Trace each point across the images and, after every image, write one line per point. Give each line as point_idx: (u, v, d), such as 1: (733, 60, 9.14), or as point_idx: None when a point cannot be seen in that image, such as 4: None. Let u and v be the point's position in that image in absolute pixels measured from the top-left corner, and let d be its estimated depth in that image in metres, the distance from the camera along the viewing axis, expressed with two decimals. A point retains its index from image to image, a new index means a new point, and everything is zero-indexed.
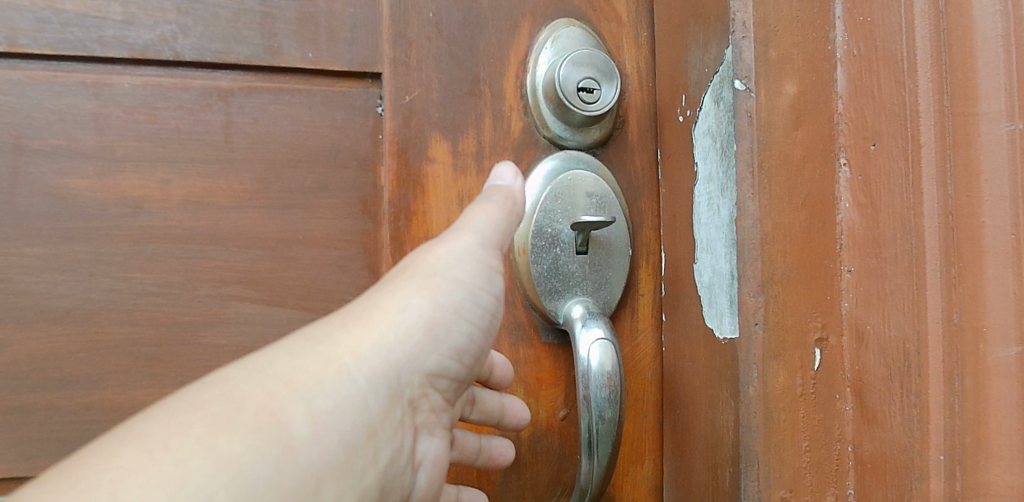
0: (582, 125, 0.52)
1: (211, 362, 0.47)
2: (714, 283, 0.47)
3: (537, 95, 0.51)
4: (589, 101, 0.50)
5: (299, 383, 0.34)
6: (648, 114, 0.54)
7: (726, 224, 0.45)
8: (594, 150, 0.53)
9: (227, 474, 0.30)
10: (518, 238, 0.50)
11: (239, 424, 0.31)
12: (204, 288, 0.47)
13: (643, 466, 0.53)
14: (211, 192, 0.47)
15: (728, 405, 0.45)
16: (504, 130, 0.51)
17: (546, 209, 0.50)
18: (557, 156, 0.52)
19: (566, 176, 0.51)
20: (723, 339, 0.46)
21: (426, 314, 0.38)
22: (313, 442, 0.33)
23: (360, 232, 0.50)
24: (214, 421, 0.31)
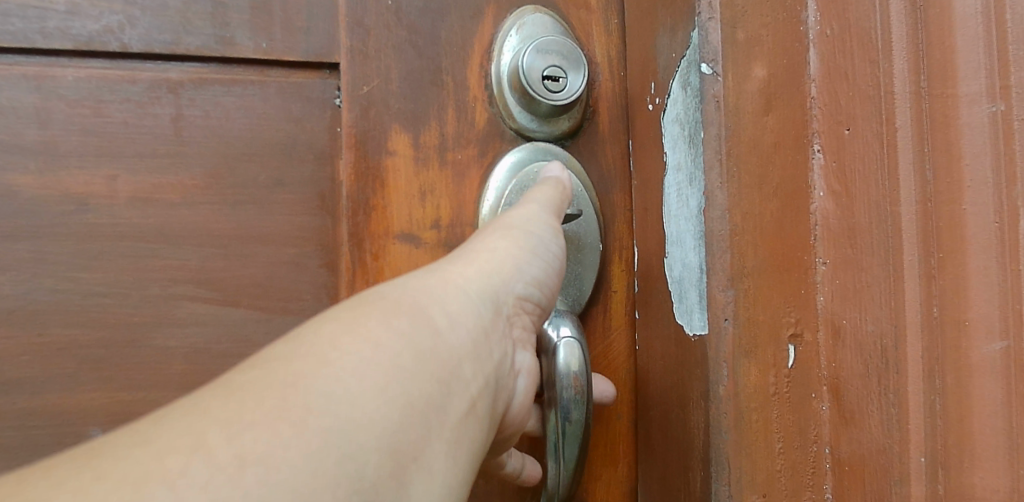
0: (550, 115, 0.49)
1: (162, 364, 0.46)
2: (684, 277, 0.45)
3: (502, 84, 0.49)
4: (556, 90, 0.48)
5: (432, 290, 0.37)
6: (620, 104, 0.52)
7: (694, 215, 0.43)
8: (564, 141, 0.51)
9: (404, 342, 0.33)
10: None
11: (399, 310, 0.34)
12: (153, 288, 0.46)
13: (617, 470, 0.51)
14: (161, 188, 0.46)
15: (699, 406, 0.43)
16: (468, 121, 0.49)
17: (511, 202, 0.48)
18: (524, 147, 0.50)
19: (533, 168, 0.49)
20: (694, 335, 0.44)
21: (520, 247, 0.42)
22: (452, 333, 0.36)
23: (318, 228, 0.48)
24: (355, 317, 0.33)
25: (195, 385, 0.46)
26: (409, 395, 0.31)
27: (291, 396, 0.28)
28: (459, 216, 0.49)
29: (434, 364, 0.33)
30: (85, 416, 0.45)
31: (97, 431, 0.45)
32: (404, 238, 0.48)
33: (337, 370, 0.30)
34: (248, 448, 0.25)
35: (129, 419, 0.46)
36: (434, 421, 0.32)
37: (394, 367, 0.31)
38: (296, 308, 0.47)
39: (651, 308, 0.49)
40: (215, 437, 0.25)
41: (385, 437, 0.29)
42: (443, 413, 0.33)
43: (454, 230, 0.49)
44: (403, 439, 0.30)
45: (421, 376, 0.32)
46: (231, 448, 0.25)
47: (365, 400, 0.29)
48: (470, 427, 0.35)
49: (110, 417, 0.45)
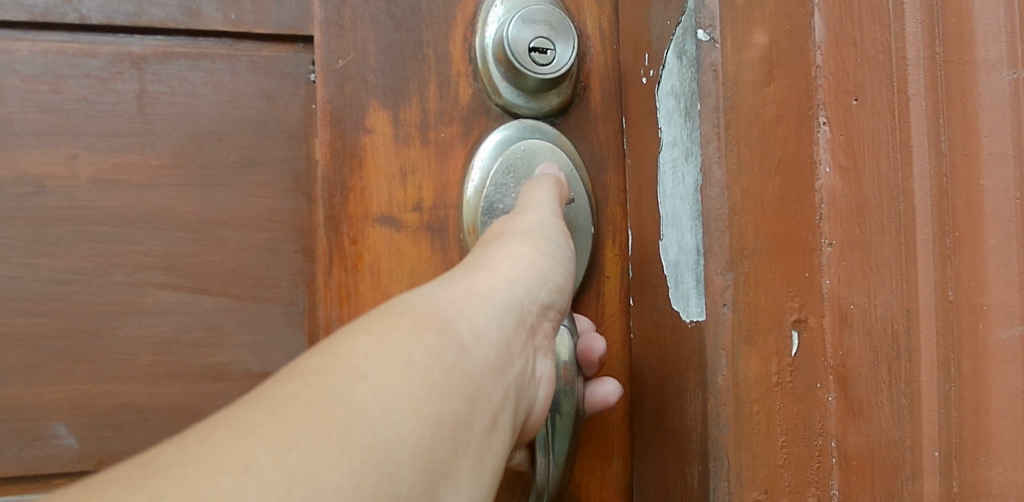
0: (538, 91, 0.46)
1: (128, 355, 0.43)
2: (680, 260, 0.43)
3: (486, 58, 0.46)
4: (543, 63, 0.45)
5: (460, 299, 0.34)
6: (613, 79, 0.49)
7: (691, 194, 0.42)
8: (553, 118, 0.48)
9: (436, 356, 0.30)
10: (466, 214, 0.46)
11: (430, 321, 0.31)
12: (118, 275, 0.43)
13: (610, 463, 0.48)
14: (124, 169, 0.43)
15: (695, 397, 0.41)
16: (452, 97, 0.46)
17: (497, 182, 0.46)
18: (511, 125, 0.47)
19: (520, 146, 0.46)
20: (690, 321, 0.42)
21: (542, 249, 0.40)
22: (482, 346, 0.33)
23: (293, 211, 0.45)
24: (378, 331, 0.30)
25: (163, 378, 0.44)
26: (442, 413, 0.29)
27: (330, 412, 0.26)
28: (443, 198, 0.46)
29: (467, 378, 0.31)
30: (46, 411, 0.43)
31: (59, 426, 0.43)
32: (384, 221, 0.45)
33: (373, 385, 0.27)
34: (295, 468, 0.24)
35: (94, 414, 0.43)
36: (464, 440, 0.29)
37: (427, 383, 0.29)
38: (270, 296, 0.45)
39: (646, 294, 0.47)
40: (262, 456, 0.24)
41: (419, 457, 0.27)
42: (474, 430, 0.30)
43: (437, 213, 0.46)
44: (437, 457, 0.28)
45: (454, 392, 0.30)
46: (277, 468, 0.23)
47: (400, 418, 0.27)
48: (502, 440, 0.33)
49: (73, 412, 0.43)
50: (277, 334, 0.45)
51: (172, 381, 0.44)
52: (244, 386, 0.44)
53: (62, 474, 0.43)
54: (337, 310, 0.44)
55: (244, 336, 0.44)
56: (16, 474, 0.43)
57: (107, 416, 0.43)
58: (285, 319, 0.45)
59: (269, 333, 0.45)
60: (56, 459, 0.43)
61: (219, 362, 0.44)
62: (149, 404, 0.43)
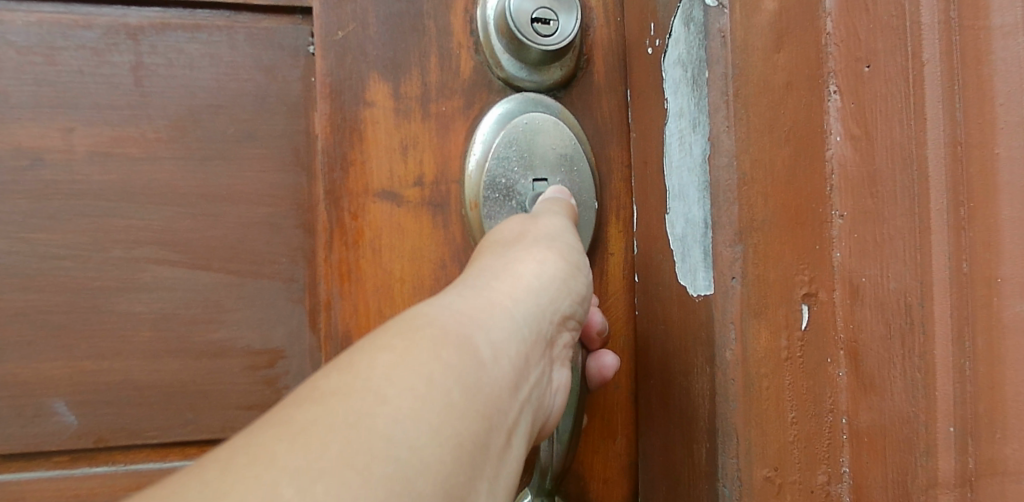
0: (541, 63, 0.46)
1: (127, 330, 0.43)
2: (687, 234, 0.43)
3: (488, 29, 0.45)
4: (546, 34, 0.44)
5: (480, 313, 0.33)
6: (617, 52, 0.48)
7: (698, 165, 0.41)
8: (556, 91, 0.47)
9: (455, 376, 0.29)
10: (468, 190, 0.45)
11: (449, 338, 0.30)
12: (116, 250, 0.42)
13: (615, 442, 0.48)
14: (121, 142, 0.42)
15: (705, 372, 0.41)
16: (452, 70, 0.45)
17: (500, 156, 0.44)
18: (512, 98, 0.46)
19: (523, 119, 0.45)
20: (697, 295, 0.42)
21: (560, 263, 0.39)
22: (501, 362, 0.32)
23: (293, 186, 0.44)
24: (397, 348, 0.29)
25: (163, 354, 0.43)
26: (462, 435, 0.28)
27: (352, 442, 0.25)
28: (444, 173, 0.45)
29: (486, 396, 0.30)
30: (45, 388, 0.42)
31: (58, 402, 0.42)
32: (386, 196, 0.44)
33: (394, 409, 0.26)
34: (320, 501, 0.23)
35: (94, 390, 0.43)
36: (482, 462, 0.28)
37: (447, 405, 0.28)
38: (270, 272, 0.44)
39: (652, 270, 0.46)
40: (287, 489, 0.23)
41: (439, 482, 0.26)
42: (492, 450, 0.29)
43: (439, 188, 0.45)
44: (456, 481, 0.27)
45: (472, 413, 0.29)
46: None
47: (422, 442, 0.26)
48: (519, 458, 0.32)
49: (72, 388, 0.42)
50: (277, 310, 0.44)
51: (171, 358, 0.43)
52: (245, 362, 0.44)
53: (63, 451, 0.43)
54: (338, 286, 0.43)
55: (244, 312, 0.44)
56: (16, 452, 0.42)
57: (106, 393, 0.43)
58: (286, 295, 0.44)
59: (269, 309, 0.44)
60: (56, 436, 0.42)
61: (220, 338, 0.43)
62: (149, 381, 0.43)
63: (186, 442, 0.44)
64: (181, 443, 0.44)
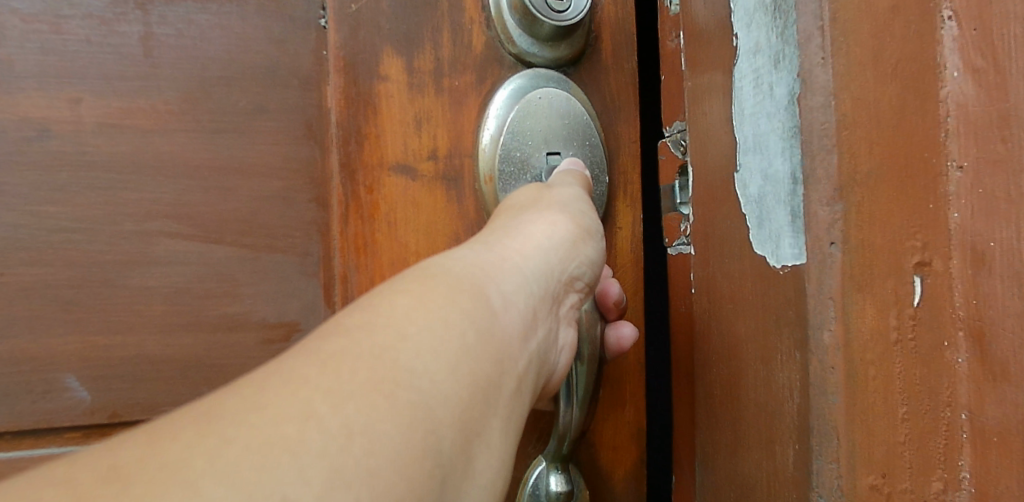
0: (553, 40, 0.44)
1: (141, 305, 0.39)
2: (765, 194, 0.35)
3: (500, 4, 0.43)
4: (560, 8, 0.42)
5: (492, 265, 0.33)
6: (625, 29, 0.47)
7: (784, 108, 0.33)
8: (565, 67, 0.45)
9: (469, 319, 0.29)
10: (481, 164, 0.43)
11: (464, 286, 0.31)
12: (127, 224, 0.38)
13: (623, 410, 0.45)
14: (131, 113, 0.38)
15: (794, 361, 0.33)
16: (464, 44, 0.43)
17: (514, 130, 0.43)
18: (523, 73, 0.44)
19: (536, 94, 0.43)
20: (782, 267, 0.33)
21: (570, 228, 0.38)
22: (512, 310, 0.32)
23: (306, 159, 0.41)
24: (413, 292, 0.29)
25: (178, 329, 0.39)
26: (477, 373, 0.28)
27: (378, 371, 0.25)
28: (457, 147, 0.43)
29: (498, 341, 0.30)
30: (55, 365, 0.38)
31: (70, 378, 0.38)
32: (400, 170, 0.42)
33: (416, 344, 0.27)
34: (353, 419, 0.23)
35: (108, 365, 0.38)
36: (494, 402, 0.29)
37: (463, 345, 0.28)
38: (285, 246, 0.40)
39: (714, 241, 0.39)
40: (322, 408, 0.23)
41: (457, 415, 0.26)
42: (502, 393, 0.29)
43: (452, 162, 0.43)
44: (470, 417, 0.27)
45: (486, 355, 0.29)
46: (337, 419, 0.23)
47: (441, 377, 0.26)
48: (526, 405, 0.32)
49: (85, 363, 0.38)
50: (292, 285, 0.40)
51: (186, 332, 0.39)
52: (261, 337, 0.40)
53: (74, 427, 0.38)
54: (355, 260, 0.41)
55: (259, 287, 0.40)
56: (26, 429, 0.38)
57: (121, 367, 0.38)
58: (300, 270, 0.41)
59: (282, 284, 0.40)
60: (66, 413, 0.38)
61: (234, 312, 0.40)
62: (164, 355, 0.39)
63: None
64: None
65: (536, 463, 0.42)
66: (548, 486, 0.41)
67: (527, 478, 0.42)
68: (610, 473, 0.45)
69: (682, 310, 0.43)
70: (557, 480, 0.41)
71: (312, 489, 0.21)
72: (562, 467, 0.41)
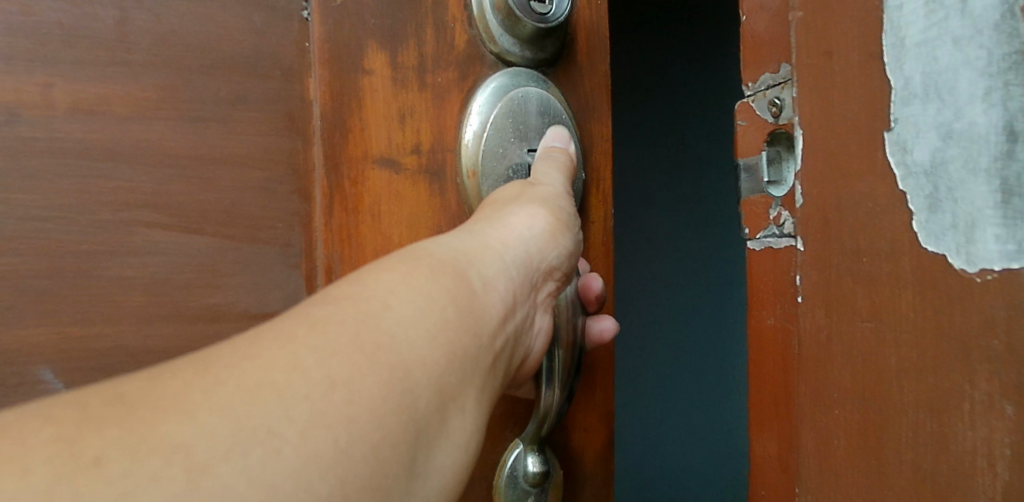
0: (531, 41, 0.46)
1: (116, 296, 0.36)
2: (949, 156, 0.30)
3: (483, 5, 0.45)
4: (542, 11, 0.45)
5: (473, 252, 0.37)
6: (597, 32, 0.50)
7: (995, 43, 0.29)
8: (541, 68, 0.48)
9: (449, 295, 0.33)
10: (464, 158, 0.44)
11: (447, 267, 0.34)
12: (104, 214, 0.36)
13: (594, 396, 0.51)
14: (105, 99, 0.36)
15: (992, 408, 0.28)
16: (448, 42, 0.44)
17: (498, 126, 0.45)
18: (505, 72, 0.46)
19: (518, 93, 0.45)
20: (985, 259, 0.29)
21: (548, 219, 0.42)
22: (489, 292, 0.36)
23: (288, 150, 0.40)
24: (402, 268, 0.33)
25: (158, 320, 0.37)
26: (455, 343, 0.32)
27: (364, 332, 0.29)
28: (439, 141, 0.44)
29: (477, 319, 0.34)
30: (24, 359, 0.34)
31: (43, 369, 0.35)
32: (384, 164, 0.42)
33: (397, 313, 0.30)
34: (334, 371, 0.27)
35: (84, 359, 0.35)
36: (471, 369, 0.32)
37: (442, 317, 0.32)
38: (267, 238, 0.39)
39: (851, 239, 0.33)
40: (308, 361, 0.26)
41: (434, 378, 0.30)
42: (480, 365, 0.33)
43: (436, 156, 0.44)
44: (447, 382, 0.30)
45: (464, 327, 0.33)
46: (320, 371, 0.26)
47: (420, 343, 0.30)
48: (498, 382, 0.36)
49: (59, 355, 0.35)
50: (273, 277, 0.40)
51: (166, 323, 0.37)
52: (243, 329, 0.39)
53: None
54: (339, 250, 0.41)
55: (239, 278, 0.39)
56: None
57: (98, 362, 0.36)
58: (281, 262, 0.40)
59: (264, 276, 0.39)
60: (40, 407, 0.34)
61: (216, 303, 0.38)
62: (142, 347, 0.37)
63: None
64: None
65: (512, 446, 0.45)
66: (525, 467, 0.44)
67: (504, 460, 0.45)
68: (582, 452, 0.50)
69: (776, 324, 0.38)
70: (534, 461, 0.44)
71: (293, 426, 0.25)
72: (539, 448, 0.45)
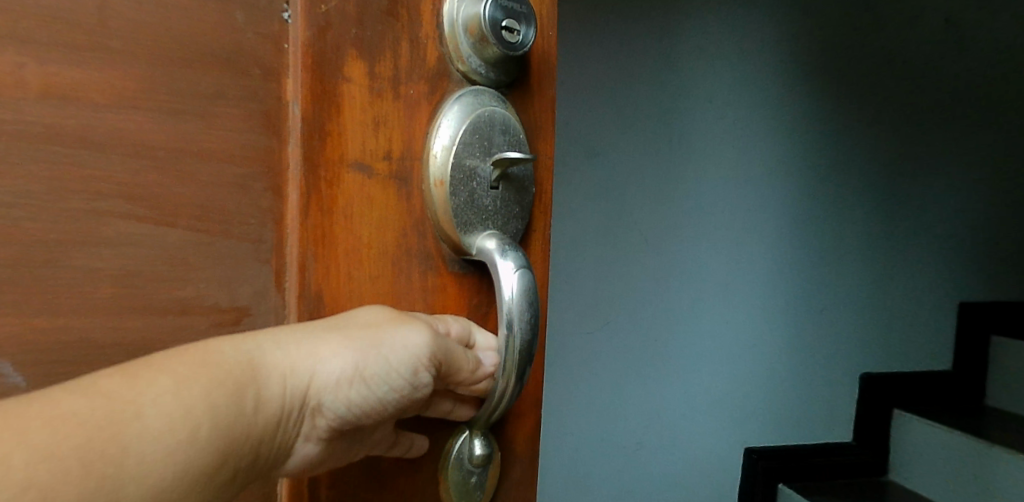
0: (496, 64, 0.50)
1: (85, 286, 0.39)
2: None
3: (455, 26, 0.49)
4: (511, 40, 0.49)
5: (260, 367, 0.37)
6: (550, 60, 0.56)
7: None
8: (501, 89, 0.52)
9: (211, 414, 0.34)
10: (433, 169, 0.48)
11: (223, 381, 0.35)
12: (76, 202, 0.38)
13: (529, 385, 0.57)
14: (82, 85, 0.38)
15: None
16: (422, 56, 0.48)
17: (465, 141, 0.48)
18: (469, 90, 0.50)
19: (484, 112, 0.49)
20: None
21: (362, 366, 0.41)
22: (248, 422, 0.36)
23: (263, 149, 0.44)
24: (186, 376, 0.34)
25: (126, 313, 0.40)
26: (186, 475, 0.33)
27: (95, 440, 0.30)
28: (409, 150, 0.48)
29: (228, 441, 0.35)
30: None
31: (2, 363, 0.37)
32: (358, 167, 0.46)
33: (146, 425, 0.31)
34: (38, 476, 0.28)
35: (49, 346, 0.38)
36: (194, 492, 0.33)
37: (192, 438, 0.33)
38: (240, 233, 0.44)
39: None
40: (17, 459, 0.28)
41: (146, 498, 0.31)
42: (207, 485, 0.34)
43: (404, 164, 0.48)
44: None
45: (211, 449, 0.34)
46: (22, 473, 0.27)
47: (151, 461, 0.31)
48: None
49: (20, 348, 0.37)
50: (244, 270, 0.44)
51: (136, 316, 0.40)
52: (211, 320, 0.43)
53: None
54: (313, 249, 0.45)
55: (212, 271, 0.43)
56: None
57: (60, 354, 0.38)
58: (254, 255, 0.44)
59: (235, 269, 0.44)
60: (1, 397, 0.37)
61: (186, 296, 0.42)
62: (109, 339, 0.39)
63: None
64: None
65: (461, 431, 0.52)
66: (471, 451, 0.51)
67: (453, 444, 0.51)
68: (516, 432, 0.57)
69: None
70: (480, 444, 0.51)
71: None
72: (484, 433, 0.52)
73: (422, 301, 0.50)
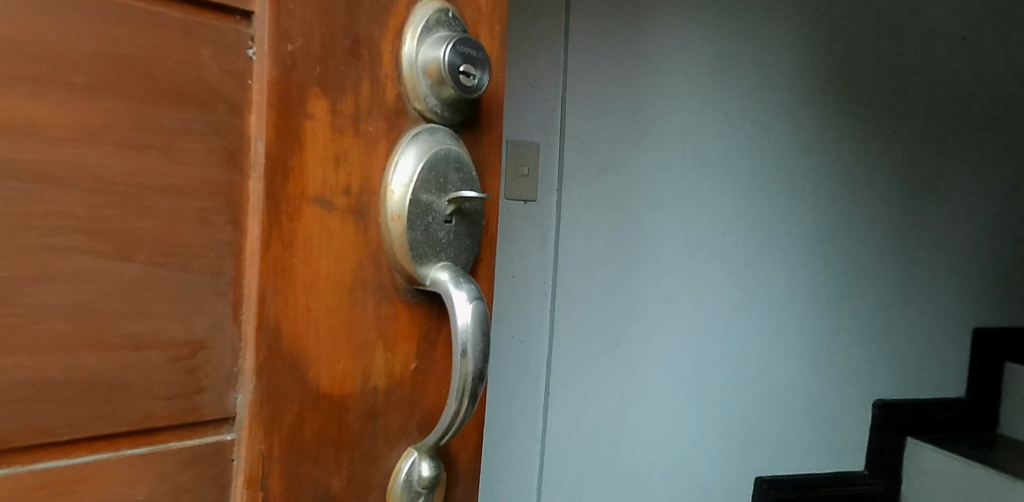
0: (451, 104, 0.52)
1: (37, 321, 0.39)
2: None
3: (414, 65, 0.50)
4: (467, 82, 0.51)
5: None
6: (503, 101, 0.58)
7: None
8: (455, 128, 0.54)
9: None
10: (389, 204, 0.49)
11: None
12: (30, 236, 0.38)
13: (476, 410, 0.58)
14: (41, 119, 0.39)
15: None
16: (382, 94, 0.49)
17: (422, 178, 0.49)
18: (426, 128, 0.51)
19: (441, 149, 0.50)
20: None
21: None
22: None
23: (226, 183, 0.44)
24: None
25: (80, 348, 0.40)
26: None
27: None
28: (369, 185, 0.49)
29: None
30: None
31: None
32: (318, 202, 0.47)
33: None
34: None
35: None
36: None
37: None
38: (199, 267, 0.43)
39: None
40: None
41: None
42: None
43: (364, 198, 0.49)
44: None
45: None
46: None
47: None
48: None
49: None
50: (202, 302, 0.44)
51: (90, 352, 0.40)
52: (167, 355, 0.43)
53: None
54: (272, 281, 0.45)
55: (169, 306, 0.42)
56: None
57: (9, 391, 0.38)
58: (212, 289, 0.44)
59: (193, 302, 0.43)
60: None
61: (142, 330, 0.42)
62: (60, 375, 0.39)
63: (97, 435, 0.41)
64: (92, 438, 0.41)
65: (409, 453, 0.52)
66: (419, 473, 0.52)
67: (401, 467, 0.52)
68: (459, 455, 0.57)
69: None
70: (427, 466, 0.52)
71: None
72: (432, 455, 0.52)
73: (376, 329, 0.50)
